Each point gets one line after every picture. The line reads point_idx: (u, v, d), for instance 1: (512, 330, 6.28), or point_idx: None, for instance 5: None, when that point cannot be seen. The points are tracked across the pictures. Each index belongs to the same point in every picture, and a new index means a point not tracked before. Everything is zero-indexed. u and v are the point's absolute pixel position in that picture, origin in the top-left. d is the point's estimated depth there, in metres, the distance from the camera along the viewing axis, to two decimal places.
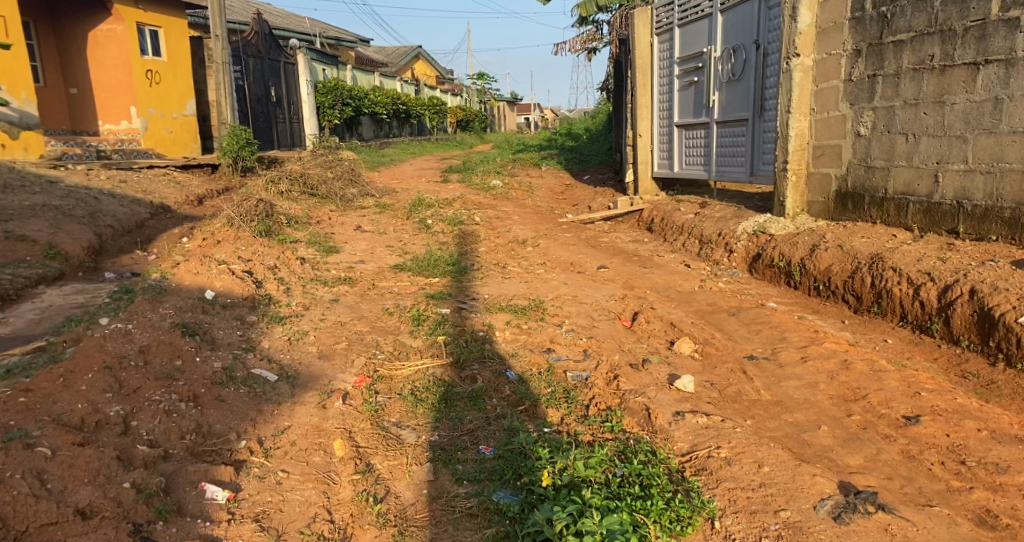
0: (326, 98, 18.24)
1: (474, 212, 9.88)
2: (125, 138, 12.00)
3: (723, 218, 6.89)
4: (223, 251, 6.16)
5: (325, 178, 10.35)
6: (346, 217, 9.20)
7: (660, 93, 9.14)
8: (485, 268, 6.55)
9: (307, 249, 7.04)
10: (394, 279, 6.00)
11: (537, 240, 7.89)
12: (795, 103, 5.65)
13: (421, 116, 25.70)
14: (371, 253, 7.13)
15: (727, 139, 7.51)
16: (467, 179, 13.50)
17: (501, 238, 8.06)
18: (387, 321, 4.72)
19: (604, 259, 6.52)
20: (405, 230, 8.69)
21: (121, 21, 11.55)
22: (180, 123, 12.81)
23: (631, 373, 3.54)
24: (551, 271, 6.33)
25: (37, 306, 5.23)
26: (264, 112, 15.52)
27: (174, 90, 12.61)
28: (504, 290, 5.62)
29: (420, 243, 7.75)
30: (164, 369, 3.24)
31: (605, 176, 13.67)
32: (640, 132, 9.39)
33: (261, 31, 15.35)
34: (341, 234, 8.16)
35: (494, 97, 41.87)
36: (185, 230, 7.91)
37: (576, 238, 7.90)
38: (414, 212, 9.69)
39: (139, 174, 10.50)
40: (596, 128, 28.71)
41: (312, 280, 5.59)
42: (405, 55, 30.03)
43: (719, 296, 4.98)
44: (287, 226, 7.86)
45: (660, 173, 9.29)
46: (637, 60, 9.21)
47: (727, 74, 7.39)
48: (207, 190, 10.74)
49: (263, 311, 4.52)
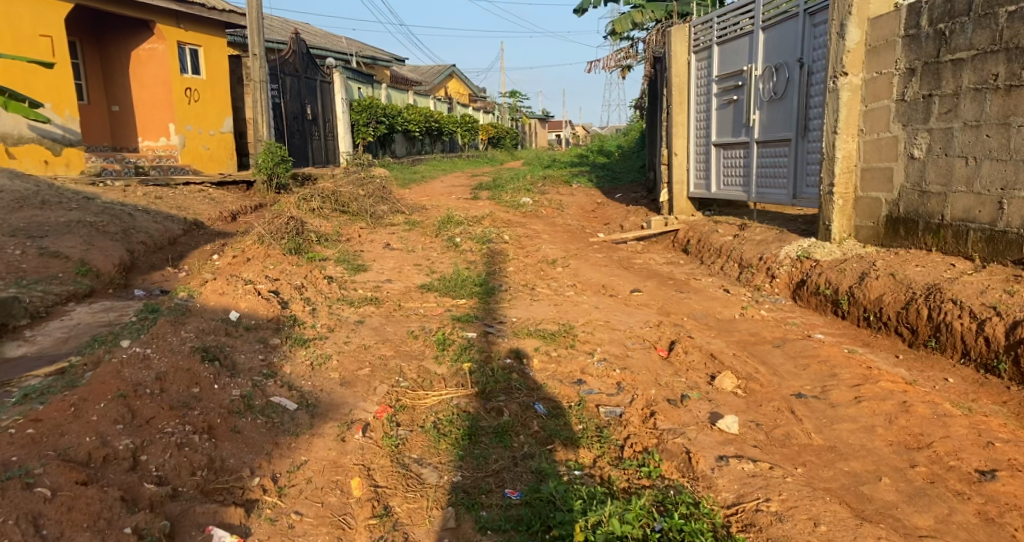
0: (359, 116, 18.35)
1: (504, 230, 9.71)
2: (164, 155, 12.13)
3: (764, 241, 6.64)
4: (250, 269, 6.06)
5: (355, 195, 10.29)
6: (375, 235, 9.11)
7: (697, 111, 8.95)
8: (515, 289, 6.35)
9: (335, 267, 6.93)
10: (421, 299, 5.84)
11: (570, 260, 7.66)
12: (842, 124, 5.43)
13: (453, 133, 25.78)
14: (399, 272, 6.99)
15: (768, 159, 7.28)
16: (498, 197, 13.38)
17: (532, 258, 7.86)
18: (412, 345, 4.55)
19: (640, 282, 6.27)
20: (433, 248, 8.56)
21: (163, 41, 11.70)
22: (218, 140, 12.93)
23: (669, 410, 3.31)
24: (583, 293, 6.09)
25: (65, 324, 5.02)
26: (299, 129, 15.65)
27: (212, 108, 12.75)
28: (534, 313, 5.41)
29: (449, 263, 7.60)
30: (181, 398, 3.11)
31: (637, 194, 13.44)
32: (675, 151, 9.18)
33: (298, 49, 15.52)
34: (369, 252, 8.05)
35: (526, 114, 41.92)
36: (216, 247, 7.86)
37: (609, 258, 7.67)
38: (443, 229, 9.57)
39: (175, 190, 10.57)
40: (627, 145, 28.54)
41: (338, 299, 5.45)
42: (438, 73, 30.24)
43: (762, 325, 4.71)
44: (315, 243, 7.76)
45: (696, 193, 9.06)
46: (673, 78, 9.04)
47: (768, 93, 7.17)
48: (240, 206, 10.78)
49: (285, 333, 4.38)
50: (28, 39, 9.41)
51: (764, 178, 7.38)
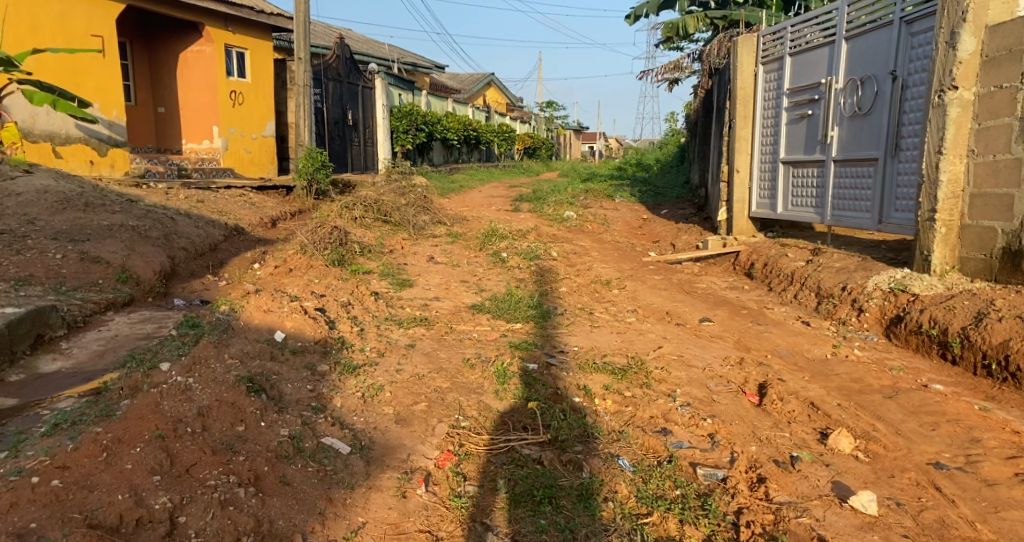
0: (400, 122, 18.11)
1: (551, 246, 9.28)
2: (206, 158, 11.91)
3: (843, 270, 6.11)
4: (292, 282, 5.70)
5: (398, 204, 9.94)
6: (418, 247, 8.72)
7: (762, 126, 8.44)
8: (574, 313, 5.89)
9: (380, 282, 6.55)
10: (473, 321, 5.42)
11: (629, 281, 7.17)
12: (949, 143, 5.05)
13: (491, 143, 25.47)
14: (446, 290, 6.59)
15: (847, 180, 6.75)
16: (540, 209, 12.96)
17: (585, 278, 7.39)
18: (469, 375, 4.09)
19: (711, 309, 5.75)
20: (479, 263, 8.14)
21: (211, 43, 11.50)
22: (259, 144, 12.72)
23: (784, 476, 2.82)
24: (648, 320, 5.60)
25: (102, 336, 4.61)
26: (340, 135, 15.42)
27: (256, 112, 12.54)
28: (598, 342, 4.94)
29: (498, 280, 7.18)
30: (224, 438, 2.69)
31: (686, 211, 12.91)
32: (737, 167, 8.67)
33: (343, 54, 15.34)
34: (413, 265, 7.67)
35: (562, 124, 41.52)
36: (257, 256, 7.55)
37: (670, 280, 7.16)
38: (488, 243, 9.15)
39: (216, 193, 10.32)
40: (666, 160, 27.99)
41: (385, 319, 5.05)
42: (477, 81, 29.99)
43: (863, 369, 4.18)
44: (359, 254, 7.40)
45: (757, 213, 8.52)
46: (738, 90, 8.57)
47: (851, 108, 6.67)
48: (281, 212, 10.53)
49: (332, 356, 3.96)
50: (79, 39, 9.22)
51: (842, 199, 6.85)
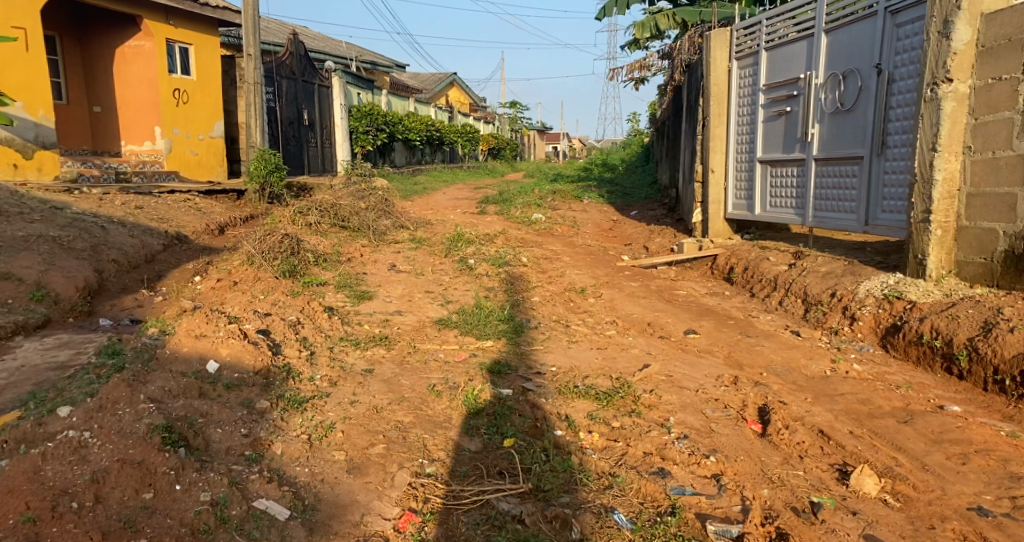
0: (359, 123, 17.48)
1: (521, 251, 8.83)
2: (148, 161, 11.24)
3: (829, 275, 5.78)
4: (236, 299, 5.14)
5: (356, 209, 9.34)
6: (379, 255, 8.18)
7: (738, 124, 8.11)
8: (548, 325, 5.44)
9: (336, 295, 6.01)
10: (439, 338, 4.93)
11: (603, 289, 6.76)
12: (944, 139, 4.72)
13: (454, 143, 24.91)
14: (408, 302, 6.08)
15: (830, 179, 6.43)
16: (507, 212, 12.50)
17: (556, 286, 6.96)
18: (435, 405, 3.60)
19: (694, 320, 5.36)
20: (444, 271, 7.64)
21: (150, 38, 10.83)
22: (207, 146, 12.02)
23: (808, 529, 2.43)
24: (628, 334, 5.18)
25: (5, 366, 4.01)
26: (295, 136, 14.77)
27: (202, 112, 11.85)
28: (576, 361, 4.50)
29: (465, 290, 6.68)
30: (123, 512, 2.25)
31: (656, 213, 12.57)
32: (712, 167, 8.34)
33: (296, 52, 14.67)
34: (373, 276, 7.14)
35: (526, 124, 41.09)
36: (201, 268, 6.95)
37: (646, 287, 6.77)
38: (453, 249, 8.65)
39: (158, 199, 9.67)
40: (631, 160, 27.78)
41: (340, 339, 4.53)
42: (439, 82, 29.39)
43: (868, 387, 3.81)
44: (313, 264, 6.84)
45: (734, 214, 8.20)
46: (711, 87, 8.23)
47: (832, 104, 6.34)
48: (230, 219, 9.92)
49: (274, 389, 3.44)
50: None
51: (825, 199, 6.53)
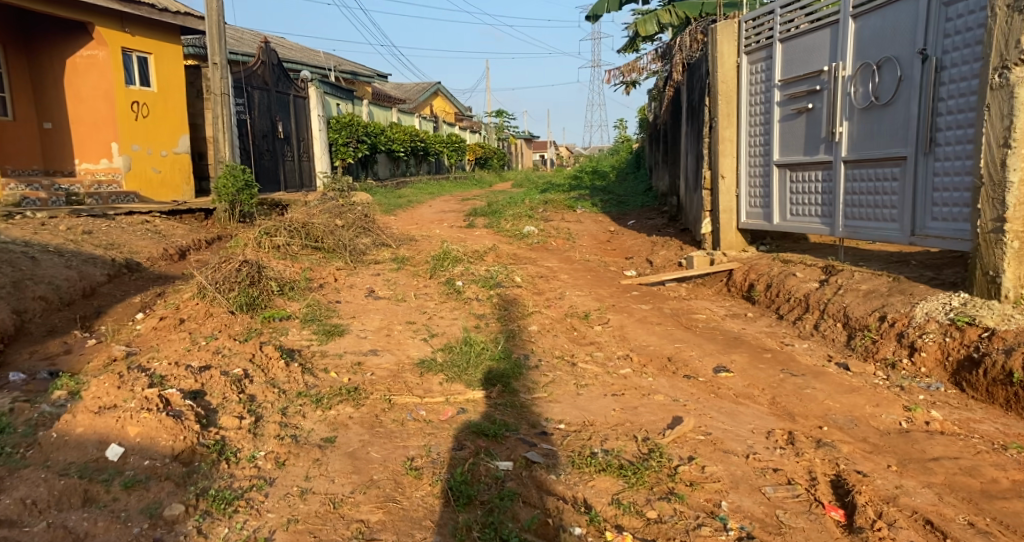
0: (338, 134, 16.64)
1: (513, 269, 8.02)
2: (105, 180, 10.32)
3: (871, 294, 4.98)
4: (176, 345, 4.29)
5: (331, 227, 8.46)
6: (355, 279, 7.36)
7: (750, 125, 7.35)
8: (551, 363, 4.62)
9: (302, 334, 5.18)
10: (421, 386, 4.09)
11: (609, 314, 5.95)
12: (1020, 134, 3.94)
13: (440, 154, 24.11)
14: (387, 338, 5.25)
15: (864, 184, 5.64)
16: (497, 225, 11.70)
17: (555, 311, 6.14)
18: (412, 496, 2.76)
19: (723, 352, 4.55)
20: (428, 296, 6.82)
21: (105, 46, 9.99)
22: (171, 163, 11.16)
23: None
24: (645, 374, 4.37)
25: None
26: (269, 149, 13.94)
27: (164, 126, 10.98)
28: (589, 413, 3.68)
29: (453, 320, 5.85)
30: None
31: (655, 223, 11.80)
32: (722, 172, 7.57)
33: (269, 61, 13.85)
34: (347, 305, 6.31)
35: (512, 133, 40.40)
36: (150, 301, 6.10)
37: (658, 310, 5.96)
38: (439, 269, 7.82)
39: (113, 223, 8.82)
40: (622, 167, 27.06)
41: (298, 396, 3.68)
42: (423, 92, 28.62)
43: (967, 447, 2.99)
44: (278, 295, 6.00)
45: (748, 224, 7.44)
46: (718, 85, 7.45)
47: (864, 98, 5.56)
48: (193, 241, 9.15)
49: (193, 483, 2.65)
50: None
51: (858, 206, 5.75)
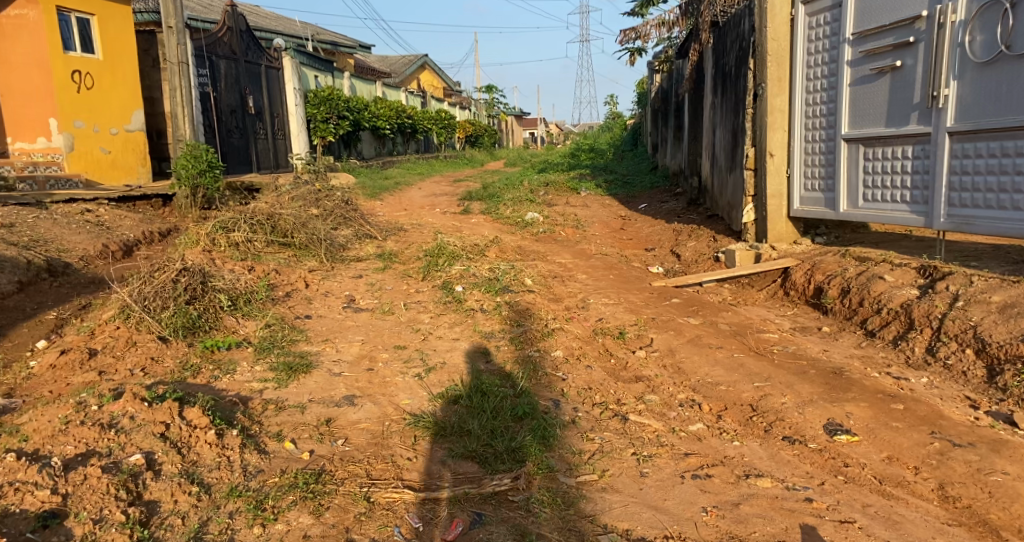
0: (317, 110, 15.25)
1: (519, 267, 6.76)
2: (43, 162, 9.10)
3: (1009, 311, 3.75)
4: (62, 405, 3.05)
5: (302, 219, 7.15)
6: (332, 284, 6.11)
7: (806, 90, 6.09)
8: (590, 415, 3.39)
9: (256, 374, 3.94)
10: (416, 467, 2.85)
11: (650, 331, 4.72)
12: None
13: (429, 131, 22.72)
14: (368, 376, 4.02)
15: (981, 161, 4.41)
16: (496, 210, 10.45)
17: (579, 328, 4.91)
18: None
19: (827, 395, 3.32)
20: (421, 306, 5.59)
21: (36, 5, 8.67)
22: (122, 142, 9.91)
23: None
24: (727, 434, 3.15)
25: None
26: (238, 126, 12.67)
27: (113, 99, 9.71)
28: (671, 517, 2.46)
29: (454, 345, 4.62)
30: None
31: (672, 205, 10.58)
32: (771, 148, 6.32)
33: (235, 27, 12.55)
34: (318, 324, 5.09)
35: (503, 109, 38.90)
36: (66, 316, 4.85)
37: (711, 326, 4.73)
38: (432, 269, 6.58)
39: (45, 214, 7.55)
40: (620, 144, 25.79)
41: (228, 499, 2.51)
42: (410, 64, 27.09)
43: None
44: (228, 312, 4.73)
45: (803, 211, 6.22)
46: (768, 43, 6.14)
47: (986, 50, 4.31)
48: (139, 235, 7.89)
49: None
50: None
51: (968, 191, 4.53)
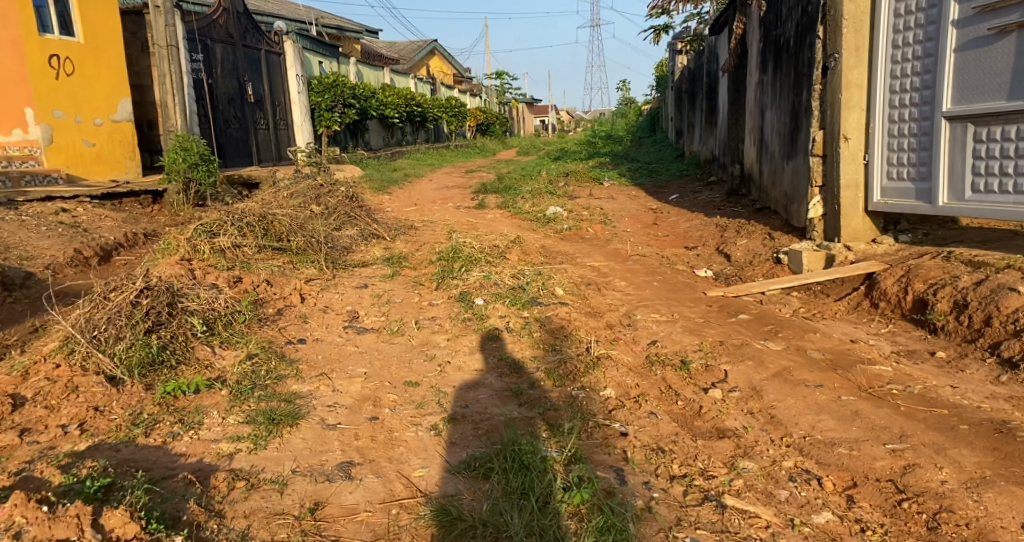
0: (321, 97, 14.36)
1: (548, 272, 5.85)
2: (18, 157, 8.17)
3: None
4: None
5: (298, 220, 6.28)
6: (331, 298, 5.24)
7: (892, 61, 5.16)
8: (670, 497, 2.50)
9: (229, 429, 3.03)
10: None
11: (722, 361, 3.81)
12: None
13: (440, 119, 21.77)
14: (372, 428, 3.13)
15: None
16: (515, 203, 9.54)
17: (630, 357, 4.01)
18: None
19: (1005, 473, 2.45)
20: (436, 325, 4.71)
21: None
22: (107, 134, 9.06)
23: None
24: (874, 534, 2.25)
25: None
26: (238, 116, 11.82)
27: (97, 87, 8.87)
28: None
29: (479, 381, 3.74)
30: None
31: (709, 196, 9.62)
32: (846, 130, 5.36)
33: (232, 8, 11.68)
34: (314, 349, 4.22)
35: (515, 97, 37.84)
36: (8, 344, 3.99)
37: (797, 354, 3.81)
38: (447, 277, 5.69)
39: (13, 215, 6.73)
40: (637, 131, 24.71)
41: None
42: (419, 50, 26.12)
43: None
44: (202, 339, 3.84)
45: (882, 205, 5.30)
46: (846, 6, 5.19)
47: None
48: (119, 238, 7.04)
49: None
50: None
51: None
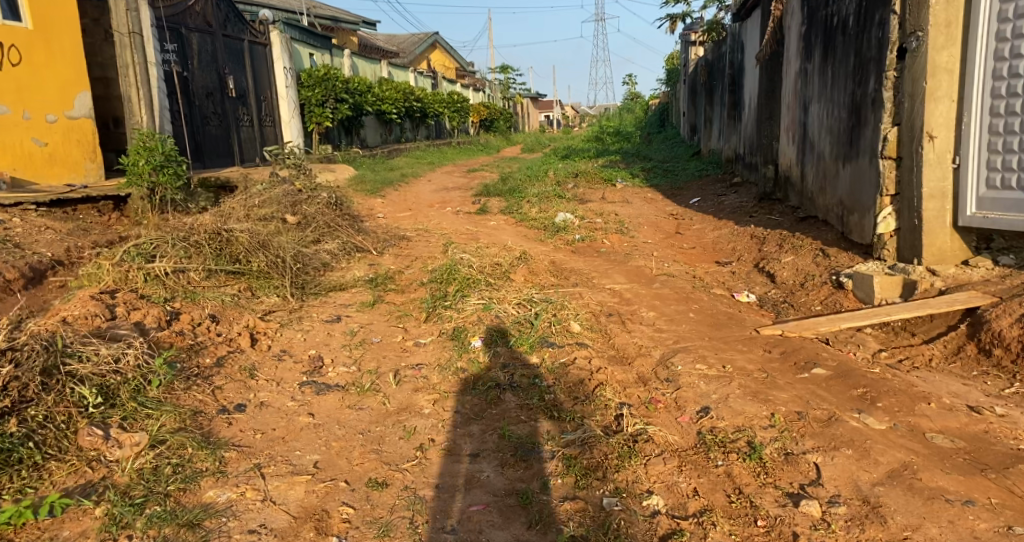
0: (311, 91, 13.30)
1: (563, 300, 4.79)
2: None
3: None
4: None
5: (261, 236, 5.21)
6: (292, 337, 4.19)
7: (994, 40, 4.09)
8: None
9: None
10: None
11: (807, 446, 2.77)
12: None
13: (440, 115, 20.69)
14: None
15: None
16: (521, 208, 8.46)
17: (676, 435, 2.95)
18: None
19: None
20: (418, 377, 3.66)
21: None
22: (62, 132, 7.72)
23: None
24: None
25: None
26: (217, 112, 10.79)
27: (50, 78, 7.53)
28: None
29: (472, 478, 2.69)
30: None
31: (738, 200, 8.54)
32: (931, 126, 4.30)
33: None
34: (256, 419, 3.18)
35: (518, 92, 36.71)
36: None
37: (912, 439, 2.76)
38: (438, 307, 4.63)
39: None
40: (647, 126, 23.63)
41: None
42: (419, 43, 25.01)
43: None
44: (92, 418, 2.81)
45: (977, 219, 4.23)
46: None
47: None
48: (57, 255, 5.98)
49: None
50: None
51: None
